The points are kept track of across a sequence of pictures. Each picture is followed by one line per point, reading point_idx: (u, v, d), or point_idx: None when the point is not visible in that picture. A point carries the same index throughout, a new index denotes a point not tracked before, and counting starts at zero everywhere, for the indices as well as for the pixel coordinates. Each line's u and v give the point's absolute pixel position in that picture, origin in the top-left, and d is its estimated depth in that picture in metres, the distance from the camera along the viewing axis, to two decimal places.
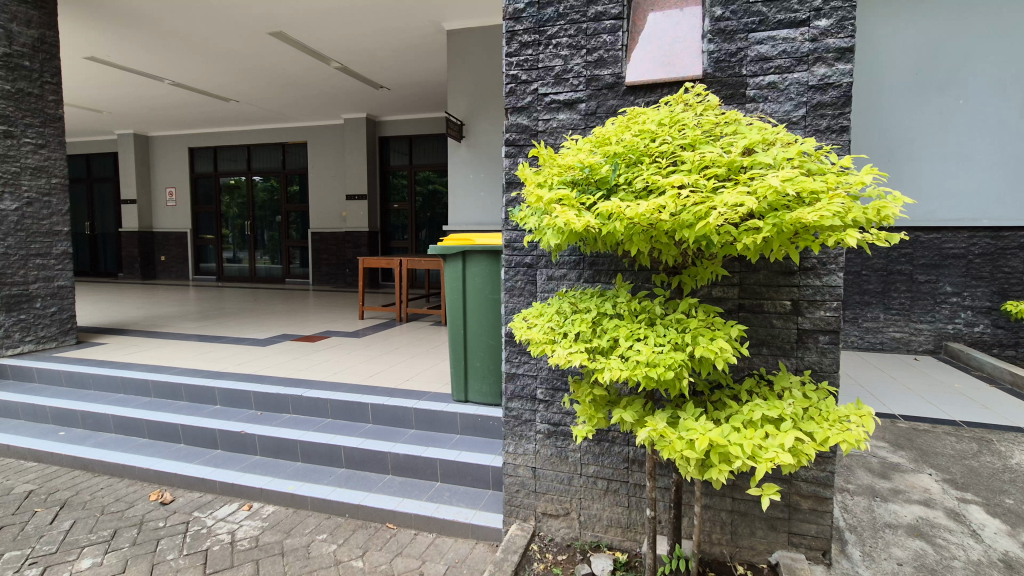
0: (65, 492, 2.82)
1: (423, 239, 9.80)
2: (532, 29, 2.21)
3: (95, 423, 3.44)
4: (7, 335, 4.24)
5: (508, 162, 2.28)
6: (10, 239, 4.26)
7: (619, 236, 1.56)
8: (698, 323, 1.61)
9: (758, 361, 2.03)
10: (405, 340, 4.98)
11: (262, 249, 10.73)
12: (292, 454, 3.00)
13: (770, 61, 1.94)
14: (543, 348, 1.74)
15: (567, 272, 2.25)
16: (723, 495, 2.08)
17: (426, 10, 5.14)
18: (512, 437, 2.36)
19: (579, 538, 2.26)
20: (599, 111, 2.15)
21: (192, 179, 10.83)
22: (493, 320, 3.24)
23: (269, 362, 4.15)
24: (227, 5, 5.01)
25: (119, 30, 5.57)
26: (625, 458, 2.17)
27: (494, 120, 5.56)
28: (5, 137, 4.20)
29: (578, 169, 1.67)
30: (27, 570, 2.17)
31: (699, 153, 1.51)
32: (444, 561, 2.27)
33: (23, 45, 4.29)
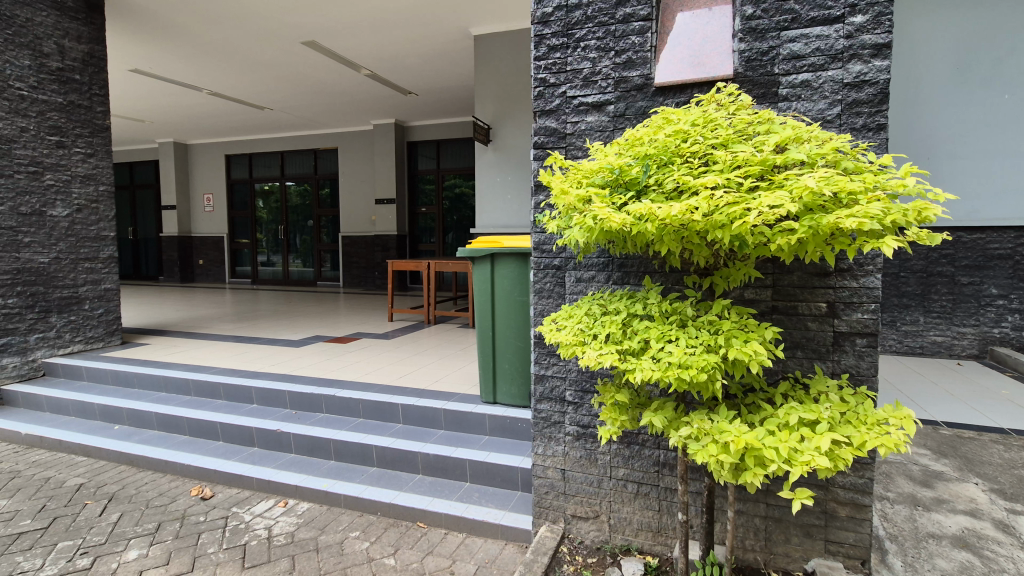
0: (113, 486, 2.94)
1: (450, 243, 9.89)
2: (561, 33, 2.22)
3: (140, 420, 3.58)
4: (58, 335, 4.46)
5: (537, 164, 2.29)
6: (61, 244, 4.47)
7: (650, 236, 1.55)
8: (732, 324, 1.59)
9: (793, 364, 1.99)
10: (433, 342, 5.04)
11: (295, 252, 10.99)
12: (325, 452, 3.07)
13: (803, 59, 1.91)
14: (573, 348, 1.75)
15: (595, 274, 2.25)
16: (757, 501, 2.04)
17: (454, 16, 5.20)
18: (541, 438, 2.37)
19: (609, 541, 2.25)
20: (628, 112, 2.15)
21: (228, 186, 11.16)
22: (521, 323, 3.25)
23: (303, 363, 4.24)
24: (262, 17, 5.18)
25: (162, 42, 5.82)
26: (656, 462, 2.16)
27: (521, 124, 5.58)
28: (57, 147, 4.42)
29: (607, 172, 1.68)
30: (79, 560, 2.27)
31: (732, 153, 1.50)
32: (474, 561, 2.28)
33: (74, 60, 4.51)
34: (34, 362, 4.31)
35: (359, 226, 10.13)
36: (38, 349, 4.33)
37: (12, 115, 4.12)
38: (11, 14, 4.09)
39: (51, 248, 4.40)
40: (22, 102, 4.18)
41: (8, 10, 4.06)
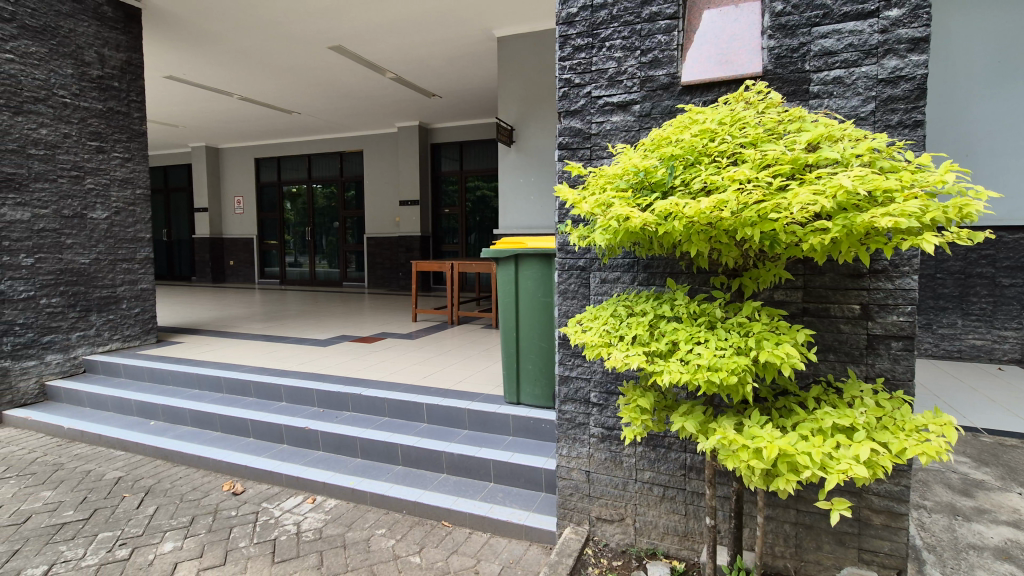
0: (149, 479, 3.04)
1: (472, 243, 9.95)
2: (586, 33, 2.22)
3: (174, 416, 3.68)
4: (98, 333, 4.63)
5: (561, 165, 2.28)
6: (100, 245, 4.63)
7: (677, 238, 1.53)
8: (762, 326, 1.56)
9: (825, 367, 1.94)
10: (457, 343, 5.07)
11: (321, 253, 11.19)
12: (351, 450, 3.12)
13: (835, 55, 1.86)
14: (599, 350, 1.74)
15: (620, 275, 2.23)
16: (787, 507, 2.00)
17: (478, 18, 5.22)
18: (566, 439, 2.36)
19: (634, 544, 2.23)
20: (653, 111, 2.13)
21: (257, 188, 11.42)
22: (545, 324, 3.25)
23: (330, 362, 4.31)
24: (291, 23, 5.29)
25: (196, 49, 5.99)
26: (682, 465, 2.13)
27: (545, 125, 5.58)
28: (98, 152, 4.59)
29: (632, 173, 1.67)
30: (118, 550, 2.36)
31: (762, 152, 1.47)
32: (499, 560, 2.29)
33: (113, 68, 4.67)
34: (75, 359, 4.47)
35: (383, 227, 10.25)
36: (79, 347, 4.50)
37: (55, 122, 4.29)
38: (56, 25, 4.27)
39: (91, 249, 4.56)
40: (65, 109, 4.35)
41: (53, 21, 4.24)
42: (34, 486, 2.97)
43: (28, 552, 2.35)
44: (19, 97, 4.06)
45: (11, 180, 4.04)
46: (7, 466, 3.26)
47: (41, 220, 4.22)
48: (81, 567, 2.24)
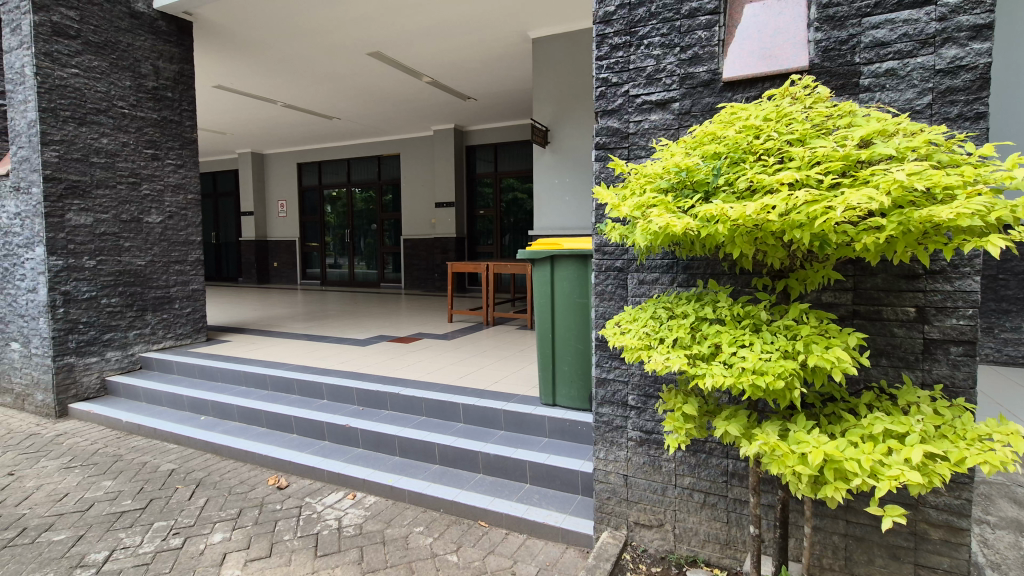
0: (200, 472, 3.17)
1: (507, 244, 9.99)
2: (623, 31, 2.19)
3: (223, 412, 3.84)
4: (153, 332, 4.86)
5: (598, 165, 2.27)
6: (155, 248, 4.86)
7: (721, 238, 1.49)
8: (811, 330, 1.50)
9: (877, 373, 1.86)
10: (493, 344, 5.08)
11: (360, 255, 11.45)
12: (390, 448, 3.17)
13: (888, 46, 1.78)
14: (639, 352, 1.71)
15: (659, 276, 2.19)
16: (836, 517, 1.92)
17: (514, 20, 5.23)
18: (603, 443, 2.34)
19: (674, 551, 2.19)
20: (693, 109, 2.09)
21: (300, 192, 11.78)
22: (582, 325, 3.22)
23: (368, 362, 4.40)
24: (332, 31, 5.43)
25: (243, 59, 6.23)
26: (724, 471, 2.08)
27: (580, 125, 5.55)
28: (153, 159, 4.82)
29: (673, 173, 1.64)
30: (172, 539, 2.47)
31: (810, 148, 1.41)
32: (535, 562, 2.28)
33: (167, 79, 4.90)
34: (132, 356, 4.72)
35: (419, 228, 10.39)
36: (136, 345, 4.74)
37: (115, 131, 4.54)
38: (116, 40, 4.52)
39: (147, 252, 4.79)
40: (123, 119, 4.59)
41: (113, 37, 4.49)
42: (96, 476, 3.15)
43: (91, 537, 2.49)
44: (83, 109, 4.32)
45: (76, 187, 4.30)
46: (72, 456, 3.47)
47: (102, 225, 4.47)
48: (138, 554, 2.36)
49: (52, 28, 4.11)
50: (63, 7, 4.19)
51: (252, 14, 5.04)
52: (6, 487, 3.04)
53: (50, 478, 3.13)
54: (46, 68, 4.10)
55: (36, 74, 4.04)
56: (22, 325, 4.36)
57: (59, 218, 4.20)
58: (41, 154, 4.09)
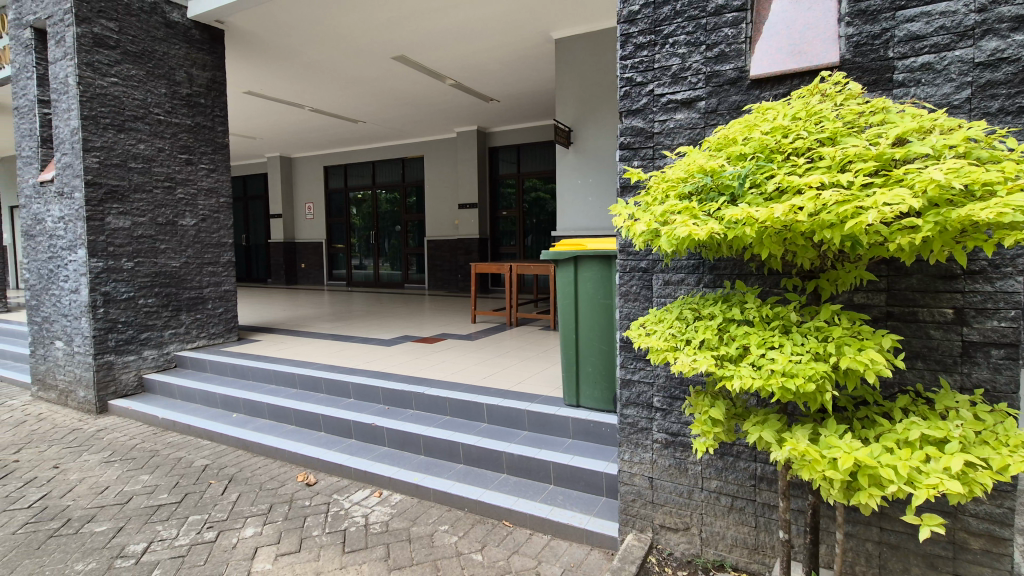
0: (232, 468, 3.26)
1: (530, 245, 9.99)
2: (648, 31, 2.18)
3: (254, 410, 3.94)
4: (187, 331, 5.01)
5: (623, 165, 2.26)
6: (189, 251, 5.01)
7: (748, 239, 1.47)
8: (843, 331, 1.47)
9: (912, 376, 1.80)
10: (516, 344, 5.09)
11: (384, 256, 11.60)
12: (415, 447, 3.21)
13: (924, 40, 1.73)
14: (664, 354, 1.70)
15: (685, 276, 2.17)
16: (870, 524, 1.88)
17: (537, 21, 5.23)
18: (628, 444, 2.32)
19: (700, 555, 2.17)
20: (720, 107, 2.06)
21: (326, 194, 12.00)
22: (606, 326, 3.20)
23: (394, 361, 4.45)
24: (357, 36, 5.53)
25: (272, 65, 6.38)
26: (752, 475, 2.04)
27: (603, 125, 5.52)
28: (187, 163, 4.98)
29: (699, 174, 1.63)
30: (206, 532, 2.55)
31: (841, 147, 1.38)
32: (559, 563, 2.28)
33: (200, 86, 5.05)
34: (168, 355, 4.87)
35: (442, 229, 10.47)
36: (171, 344, 4.89)
37: (152, 137, 4.70)
38: (153, 49, 4.68)
39: (182, 253, 4.94)
40: (159, 125, 4.75)
41: (150, 46, 4.65)
42: (134, 470, 3.26)
43: (131, 529, 2.59)
44: (121, 117, 4.49)
45: (115, 191, 4.46)
46: (112, 450, 3.60)
47: (140, 227, 4.63)
48: (175, 546, 2.44)
49: (93, 39, 4.28)
50: (104, 19, 4.36)
51: (281, 21, 5.16)
52: (51, 479, 3.17)
53: (92, 471, 3.25)
54: (88, 78, 4.27)
55: (78, 84, 4.21)
56: (65, 324, 4.54)
57: (100, 221, 4.36)
58: (83, 160, 4.25)
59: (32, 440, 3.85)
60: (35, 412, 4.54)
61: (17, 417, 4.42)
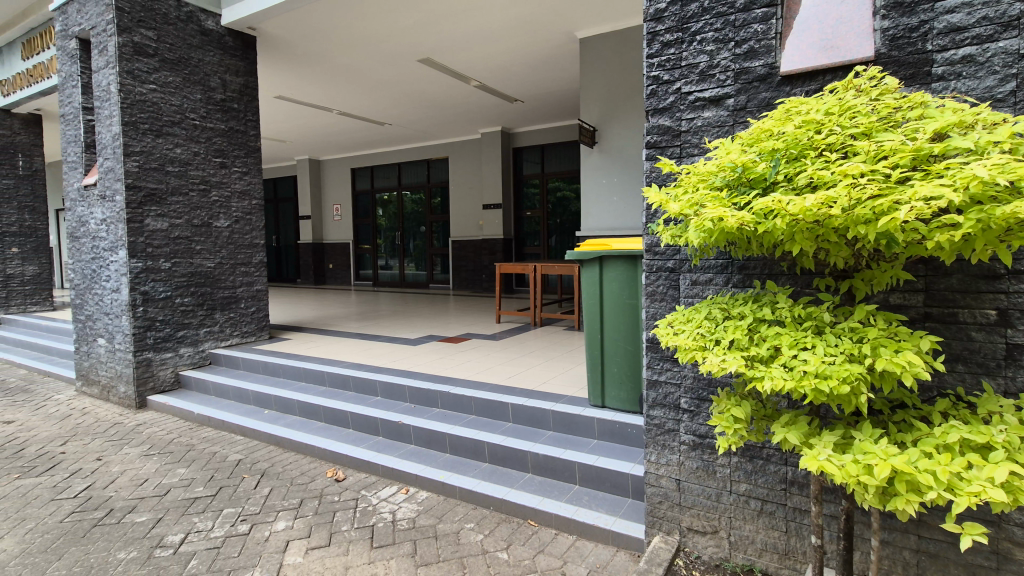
0: (264, 463, 3.35)
1: (554, 246, 9.98)
2: (675, 28, 2.16)
3: (284, 407, 4.03)
4: (221, 330, 5.16)
5: (649, 165, 2.25)
6: (223, 252, 5.16)
7: (779, 237, 1.44)
8: (879, 332, 1.43)
9: (952, 379, 1.74)
10: (541, 344, 5.10)
11: (410, 257, 11.73)
12: (441, 445, 3.24)
13: (964, 31, 1.67)
14: (693, 354, 1.68)
15: (713, 276, 2.14)
16: (907, 532, 1.82)
17: (561, 21, 5.23)
18: (654, 446, 2.30)
19: (729, 559, 2.14)
20: (749, 105, 2.03)
21: (353, 196, 12.20)
22: (632, 326, 3.17)
23: (420, 360, 4.50)
24: (383, 40, 5.61)
25: (302, 70, 6.52)
26: (783, 479, 2.01)
27: (628, 124, 5.47)
28: (221, 166, 5.12)
29: (729, 170, 1.61)
30: (240, 525, 2.62)
31: (877, 142, 1.35)
32: (585, 564, 2.28)
33: (233, 91, 5.20)
34: (203, 352, 5.02)
35: (467, 230, 10.54)
36: (206, 342, 5.04)
37: (188, 142, 4.85)
38: (189, 57, 4.84)
39: (216, 254, 5.09)
40: (195, 130, 4.91)
41: (186, 53, 4.81)
42: (172, 464, 3.38)
43: (169, 520, 2.68)
44: (160, 122, 4.65)
45: (153, 195, 4.62)
46: (151, 444, 3.73)
47: (176, 229, 4.79)
48: (211, 537, 2.52)
49: (133, 48, 4.45)
50: (143, 29, 4.53)
51: (310, 27, 5.27)
52: (95, 471, 3.31)
53: (133, 464, 3.38)
54: (128, 85, 4.44)
55: (119, 91, 4.38)
56: (108, 323, 4.73)
57: (139, 223, 4.53)
58: (124, 165, 4.42)
59: (77, 433, 4.02)
60: (79, 407, 4.74)
61: (63, 411, 4.62)
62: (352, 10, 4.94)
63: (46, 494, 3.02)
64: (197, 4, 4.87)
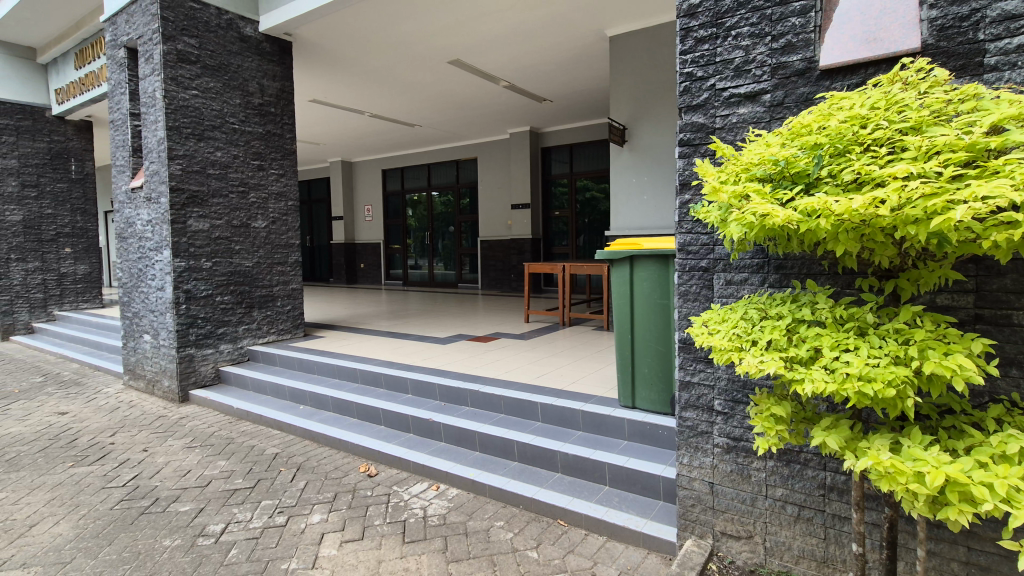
0: (299, 457, 3.44)
1: (583, 246, 9.93)
2: (709, 23, 2.12)
3: (319, 403, 4.12)
4: (259, 327, 5.32)
5: (683, 163, 2.22)
6: (260, 252, 5.31)
7: (822, 235, 1.41)
8: (928, 334, 1.37)
9: (1006, 385, 1.66)
10: (571, 344, 5.08)
11: (439, 256, 11.85)
12: (471, 443, 3.26)
13: (1020, 19, 1.60)
14: (729, 354, 1.65)
15: (748, 275, 2.10)
16: (955, 543, 1.75)
17: (591, 19, 5.19)
18: (687, 448, 2.27)
19: (765, 565, 2.09)
20: (787, 100, 1.98)
21: (384, 197, 12.39)
22: (663, 327, 3.13)
23: (450, 359, 4.55)
24: (414, 43, 5.69)
25: (335, 74, 6.66)
26: (821, 485, 1.95)
27: (659, 122, 5.40)
28: (258, 169, 5.28)
29: (770, 164, 1.57)
30: (277, 516, 2.70)
31: (927, 137, 1.30)
32: (615, 565, 2.26)
33: (271, 96, 5.35)
34: (241, 349, 5.18)
35: (495, 230, 10.58)
36: (244, 339, 5.20)
37: (227, 145, 5.01)
38: (229, 63, 5.00)
39: (254, 254, 5.25)
40: (234, 134, 5.07)
41: (226, 60, 4.97)
42: (213, 456, 3.50)
43: (211, 510, 2.78)
44: (201, 127, 4.82)
45: (195, 196, 4.80)
46: (193, 437, 3.88)
47: (217, 230, 4.96)
48: (249, 528, 2.60)
49: (177, 56, 4.63)
50: (186, 37, 4.71)
51: (343, 31, 5.38)
52: (141, 461, 3.46)
53: (176, 456, 3.52)
54: (172, 91, 4.61)
55: (164, 97, 4.57)
56: (153, 319, 4.93)
57: (182, 224, 4.70)
58: (168, 168, 4.60)
59: (125, 425, 4.21)
60: (127, 400, 4.95)
61: (112, 403, 4.84)
62: (384, 14, 5.03)
63: (97, 482, 3.17)
64: (236, 12, 5.03)
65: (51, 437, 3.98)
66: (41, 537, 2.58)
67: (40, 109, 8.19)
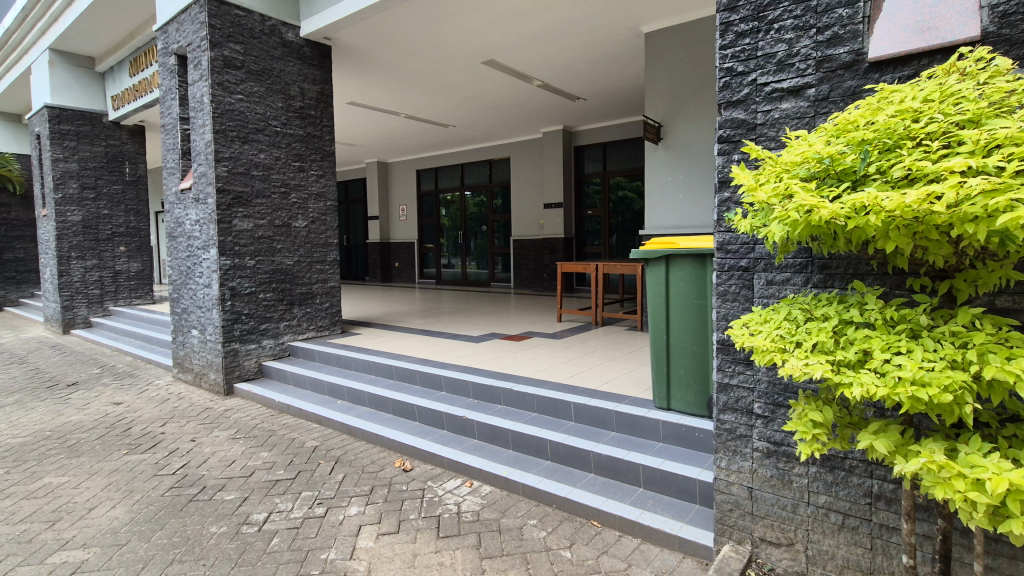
0: (337, 451, 3.52)
1: (615, 245, 9.84)
2: (750, 17, 2.07)
3: (355, 398, 4.22)
4: (299, 324, 5.47)
5: (722, 160, 2.18)
6: (301, 250, 5.46)
7: (871, 234, 1.35)
8: (987, 337, 1.31)
9: None
10: (605, 344, 5.05)
11: (472, 256, 11.94)
12: (504, 441, 3.28)
13: None
14: (771, 356, 1.61)
15: (791, 275, 2.04)
16: (1015, 558, 1.66)
17: (626, 16, 5.14)
18: (725, 451, 2.22)
19: (807, 574, 2.02)
20: (832, 94, 1.92)
21: (418, 197, 12.56)
22: (700, 328, 3.07)
23: (483, 358, 4.58)
24: (448, 44, 5.75)
25: (372, 77, 6.80)
26: (867, 493, 1.88)
27: (695, 119, 5.30)
28: (299, 170, 5.43)
29: (814, 161, 1.52)
30: (317, 507, 2.77)
31: (986, 131, 1.23)
32: (650, 568, 2.24)
33: (311, 99, 5.51)
34: (282, 345, 5.34)
35: (528, 229, 10.59)
36: (285, 335, 5.36)
37: (269, 147, 5.18)
38: (271, 68, 5.17)
39: (295, 253, 5.41)
40: (276, 136, 5.23)
41: (269, 65, 5.14)
42: (256, 447, 3.63)
43: (254, 500, 2.88)
44: (245, 130, 5.00)
45: (240, 197, 4.97)
46: (237, 428, 4.02)
47: (260, 229, 5.12)
48: (290, 518, 2.68)
49: (223, 61, 4.81)
50: (232, 43, 4.88)
51: (380, 35, 5.48)
52: (190, 451, 3.61)
53: (222, 446, 3.66)
54: (219, 96, 4.80)
55: (211, 101, 4.75)
56: (200, 315, 5.14)
57: (228, 224, 4.88)
58: (215, 170, 4.79)
59: (174, 416, 4.40)
60: (176, 392, 5.19)
61: (162, 395, 5.07)
62: (419, 16, 5.10)
63: (150, 469, 3.33)
64: (279, 18, 5.20)
65: (107, 425, 4.20)
66: (99, 520, 2.73)
67: (98, 115, 8.67)
